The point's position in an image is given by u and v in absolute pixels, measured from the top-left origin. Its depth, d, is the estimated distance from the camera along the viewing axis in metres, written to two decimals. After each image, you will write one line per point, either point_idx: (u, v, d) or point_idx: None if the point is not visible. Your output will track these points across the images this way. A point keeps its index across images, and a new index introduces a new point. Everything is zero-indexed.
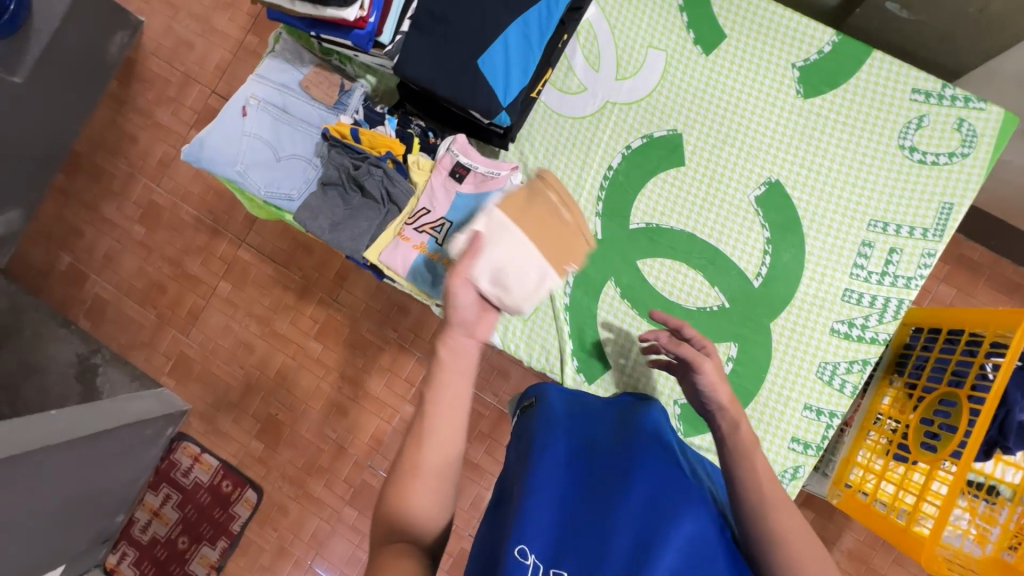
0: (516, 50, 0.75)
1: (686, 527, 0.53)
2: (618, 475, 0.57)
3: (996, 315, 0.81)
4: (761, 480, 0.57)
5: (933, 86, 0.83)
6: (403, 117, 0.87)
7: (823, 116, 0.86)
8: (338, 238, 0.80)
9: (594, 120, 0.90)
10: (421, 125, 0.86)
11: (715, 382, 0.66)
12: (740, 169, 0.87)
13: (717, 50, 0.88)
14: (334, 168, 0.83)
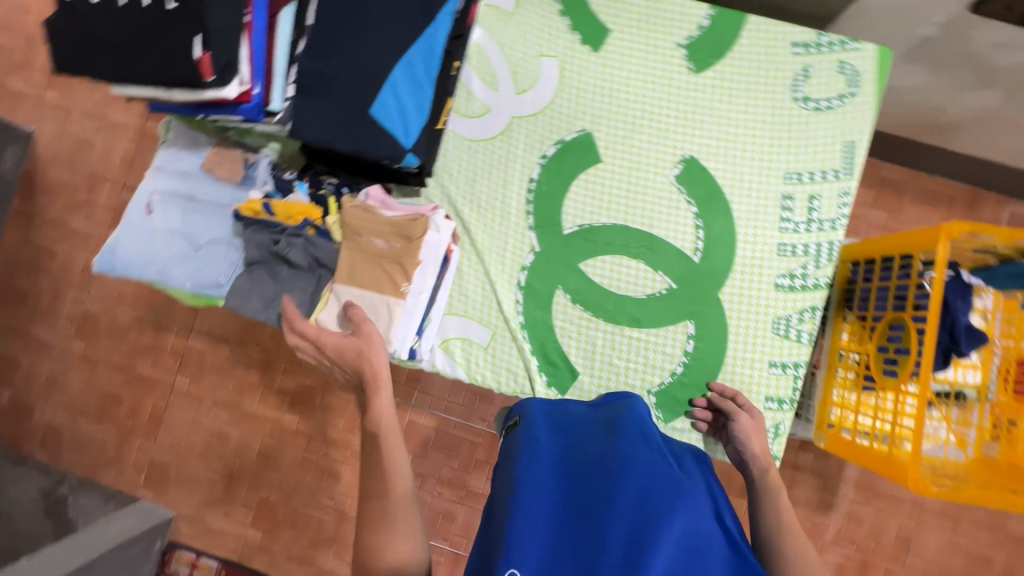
0: (407, 91, 0.74)
1: (677, 528, 0.52)
2: (608, 475, 0.56)
3: (917, 235, 0.85)
4: (787, 514, 0.67)
5: (809, 37, 0.87)
6: (314, 178, 0.85)
7: (717, 86, 0.88)
8: (276, 315, 0.78)
9: (505, 137, 0.90)
10: (334, 182, 0.85)
11: (756, 437, 0.76)
12: (653, 153, 0.89)
13: (605, 45, 0.90)
14: (254, 246, 0.81)
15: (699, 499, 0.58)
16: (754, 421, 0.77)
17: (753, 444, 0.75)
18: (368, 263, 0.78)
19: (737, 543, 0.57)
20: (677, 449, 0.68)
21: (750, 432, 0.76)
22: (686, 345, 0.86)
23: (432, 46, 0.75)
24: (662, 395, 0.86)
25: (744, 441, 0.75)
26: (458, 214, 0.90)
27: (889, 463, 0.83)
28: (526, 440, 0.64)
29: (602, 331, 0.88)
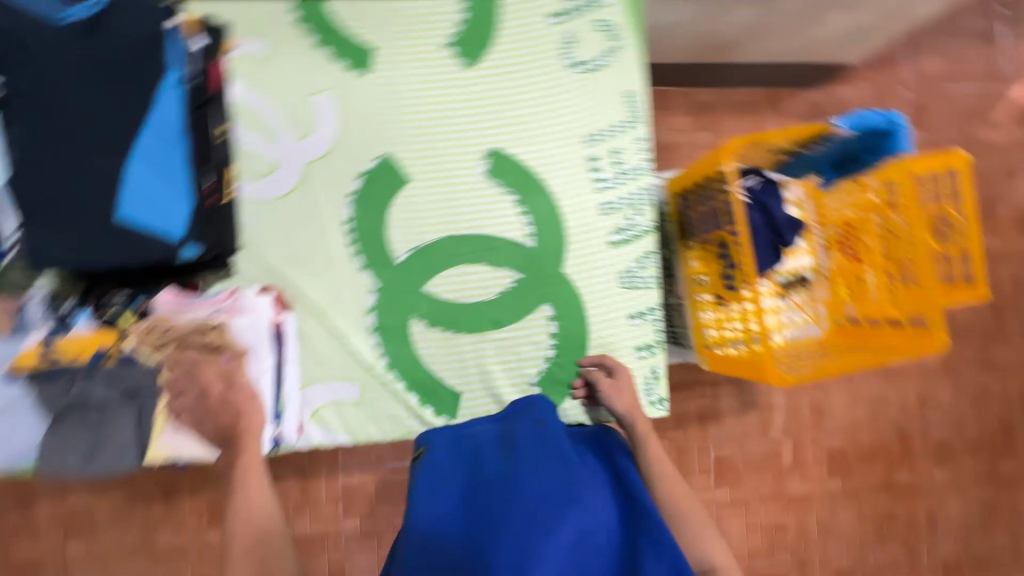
0: (156, 182, 0.74)
1: (566, 531, 0.57)
2: (502, 491, 0.61)
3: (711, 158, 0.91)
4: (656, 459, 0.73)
5: (561, 4, 0.90)
6: (98, 301, 0.77)
7: (494, 73, 0.88)
8: (102, 466, 0.74)
9: (305, 188, 0.85)
10: (125, 295, 0.77)
11: (622, 394, 0.81)
12: (458, 156, 0.88)
13: (373, 64, 0.86)
14: (54, 399, 0.74)
15: (597, 492, 0.63)
16: (618, 380, 0.82)
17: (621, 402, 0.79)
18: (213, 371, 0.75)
19: (637, 519, 0.63)
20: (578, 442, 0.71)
21: (613, 389, 0.80)
22: (551, 327, 0.88)
23: (165, 129, 0.75)
24: (544, 382, 0.88)
25: (613, 403, 0.80)
26: (282, 281, 0.84)
27: (752, 364, 0.93)
28: (432, 482, 0.67)
29: (468, 344, 0.87)
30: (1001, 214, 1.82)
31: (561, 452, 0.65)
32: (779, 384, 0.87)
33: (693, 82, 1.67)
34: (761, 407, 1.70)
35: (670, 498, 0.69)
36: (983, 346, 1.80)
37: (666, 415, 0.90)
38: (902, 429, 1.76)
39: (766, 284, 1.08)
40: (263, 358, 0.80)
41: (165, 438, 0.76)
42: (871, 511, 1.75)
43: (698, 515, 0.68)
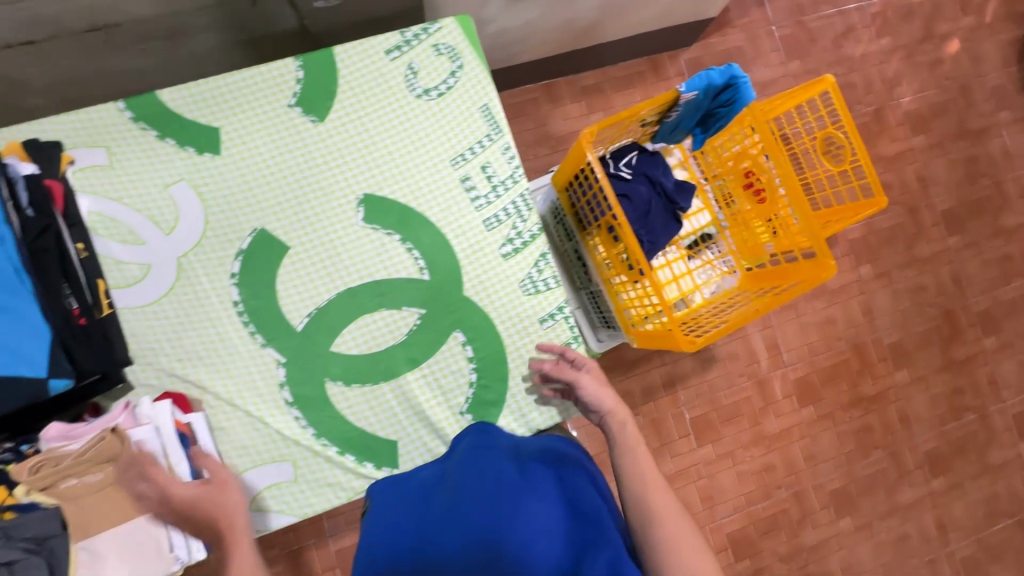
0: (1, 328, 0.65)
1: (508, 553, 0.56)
2: (445, 530, 0.62)
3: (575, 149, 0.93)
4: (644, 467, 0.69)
5: (395, 39, 0.90)
6: None
7: (346, 122, 0.89)
8: None
9: (184, 283, 0.84)
10: (9, 449, 0.69)
11: (598, 389, 0.79)
12: (331, 211, 0.87)
13: (224, 144, 0.86)
14: None
15: (540, 504, 0.61)
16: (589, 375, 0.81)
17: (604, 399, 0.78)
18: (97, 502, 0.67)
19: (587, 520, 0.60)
20: (525, 459, 0.69)
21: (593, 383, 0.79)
22: (466, 351, 0.87)
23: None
24: (473, 408, 0.87)
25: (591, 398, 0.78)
26: (185, 381, 0.82)
27: (662, 336, 0.97)
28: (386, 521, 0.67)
29: (390, 390, 0.86)
30: (892, 120, 1.91)
31: (501, 481, 0.64)
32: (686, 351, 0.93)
33: (574, 69, 1.70)
34: (723, 358, 1.73)
35: (651, 507, 0.65)
36: (909, 246, 1.88)
37: None
38: (857, 343, 1.82)
39: (671, 252, 1.14)
40: (179, 464, 0.72)
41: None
42: (850, 428, 1.80)
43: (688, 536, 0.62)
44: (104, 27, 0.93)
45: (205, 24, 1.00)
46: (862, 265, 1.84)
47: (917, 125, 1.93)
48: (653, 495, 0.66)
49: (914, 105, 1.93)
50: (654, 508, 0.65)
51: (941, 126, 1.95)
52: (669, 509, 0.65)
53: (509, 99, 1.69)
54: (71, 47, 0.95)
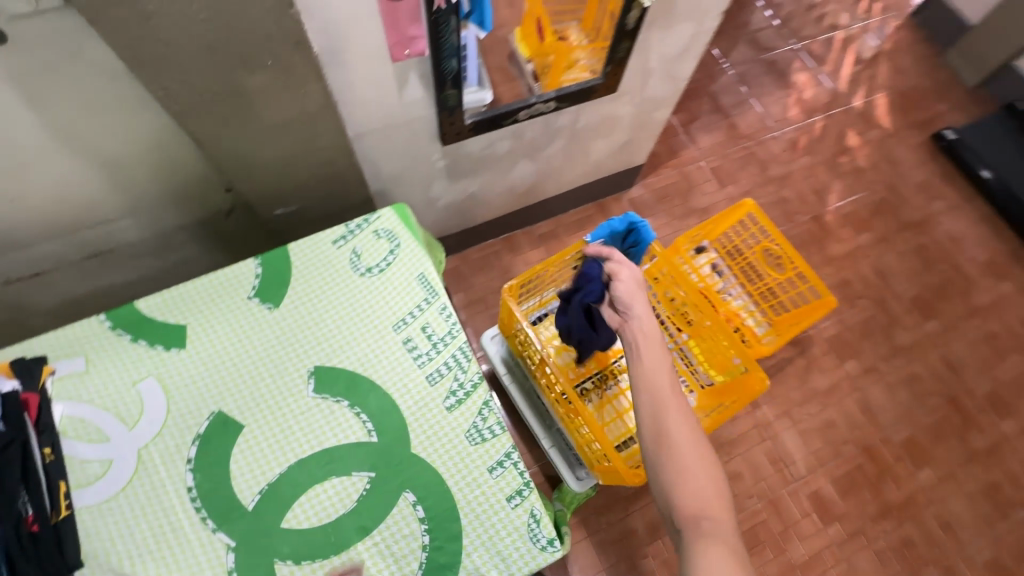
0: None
1: None
2: None
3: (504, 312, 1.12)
4: (678, 413, 0.80)
5: (342, 230, 1.06)
6: None
7: (298, 304, 1.00)
8: None
9: (141, 475, 0.87)
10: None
11: (635, 292, 0.92)
12: (285, 386, 0.94)
13: (190, 338, 0.96)
14: None
15: None
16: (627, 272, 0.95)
17: (637, 307, 0.90)
18: None
19: None
20: None
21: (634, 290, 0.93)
22: (416, 512, 0.87)
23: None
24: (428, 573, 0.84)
25: (630, 303, 0.91)
26: None
27: (612, 474, 1.03)
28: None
29: (340, 563, 0.84)
30: (833, 223, 2.04)
31: None
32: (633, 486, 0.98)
33: (529, 222, 1.90)
34: None
35: (676, 441, 0.78)
36: (887, 338, 1.87)
37: (562, 555, 0.86)
38: (866, 444, 1.72)
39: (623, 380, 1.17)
40: None
41: None
42: (888, 545, 1.61)
43: (698, 471, 0.76)
44: (99, 254, 1.11)
45: (188, 238, 1.18)
46: (846, 362, 1.82)
47: (858, 224, 2.05)
48: (682, 442, 0.78)
49: (851, 208, 2.07)
50: (683, 456, 0.77)
51: (884, 222, 2.06)
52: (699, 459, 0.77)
53: (473, 255, 1.87)
54: (75, 273, 1.13)
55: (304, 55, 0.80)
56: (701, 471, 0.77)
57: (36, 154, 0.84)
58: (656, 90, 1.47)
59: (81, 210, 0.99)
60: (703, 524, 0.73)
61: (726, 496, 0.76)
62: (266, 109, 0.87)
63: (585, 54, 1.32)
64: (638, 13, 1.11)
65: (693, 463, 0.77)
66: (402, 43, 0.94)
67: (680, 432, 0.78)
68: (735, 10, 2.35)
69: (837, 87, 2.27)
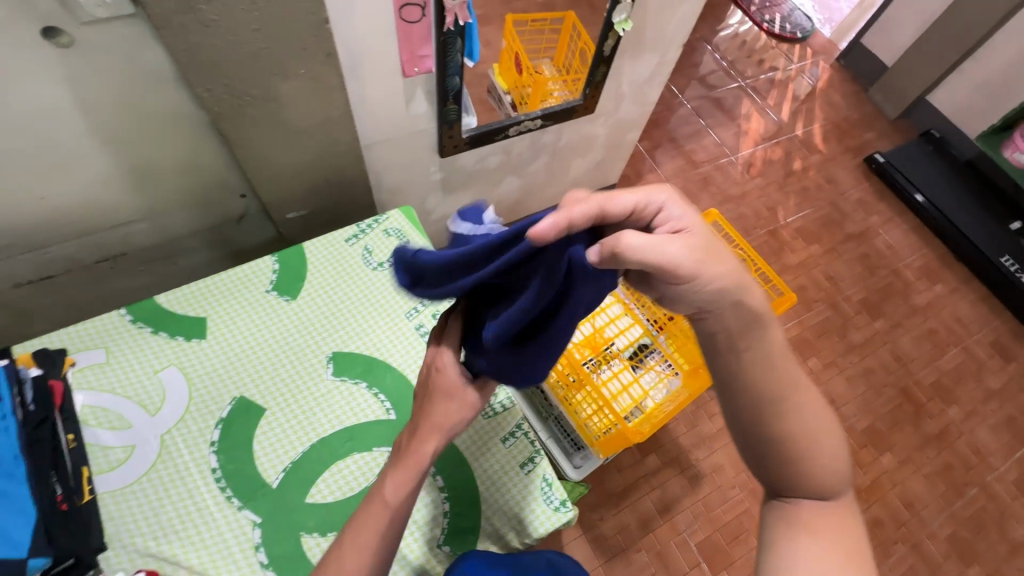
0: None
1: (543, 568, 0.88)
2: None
3: None
4: (806, 393, 0.63)
5: (354, 229, 1.14)
6: None
7: (315, 296, 1.06)
8: None
9: (165, 459, 0.90)
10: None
11: (709, 264, 0.55)
12: (305, 371, 0.99)
13: (210, 329, 1.01)
14: None
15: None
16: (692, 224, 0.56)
17: (728, 291, 0.56)
18: None
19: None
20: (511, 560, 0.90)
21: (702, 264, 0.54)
22: (437, 481, 0.92)
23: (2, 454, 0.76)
24: (450, 537, 0.89)
25: (707, 289, 0.55)
26: (161, 558, 0.83)
27: (616, 441, 1.14)
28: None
29: None
30: (786, 236, 2.25)
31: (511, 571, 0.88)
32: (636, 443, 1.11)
33: None
34: (708, 473, 1.72)
35: (798, 423, 0.63)
36: (842, 336, 2.05)
37: (575, 515, 0.93)
38: None
39: (615, 364, 1.27)
40: None
41: None
42: None
43: (818, 456, 0.63)
44: (112, 257, 1.14)
45: (198, 244, 1.23)
46: (808, 359, 1.98)
47: (809, 236, 2.26)
48: (807, 425, 0.63)
49: (802, 223, 2.30)
50: (805, 441, 0.63)
51: (830, 234, 2.28)
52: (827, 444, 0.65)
53: None
54: (83, 277, 1.15)
55: (333, 65, 0.91)
56: (821, 456, 0.64)
57: (76, 151, 0.90)
58: (627, 113, 1.65)
59: (103, 211, 1.03)
60: (808, 511, 0.64)
61: (848, 480, 0.66)
62: (293, 114, 0.96)
63: (558, 88, 1.52)
64: (614, 41, 1.29)
65: (818, 449, 0.64)
66: (413, 61, 1.06)
67: (814, 413, 0.64)
68: (687, 53, 2.63)
69: (781, 119, 2.54)
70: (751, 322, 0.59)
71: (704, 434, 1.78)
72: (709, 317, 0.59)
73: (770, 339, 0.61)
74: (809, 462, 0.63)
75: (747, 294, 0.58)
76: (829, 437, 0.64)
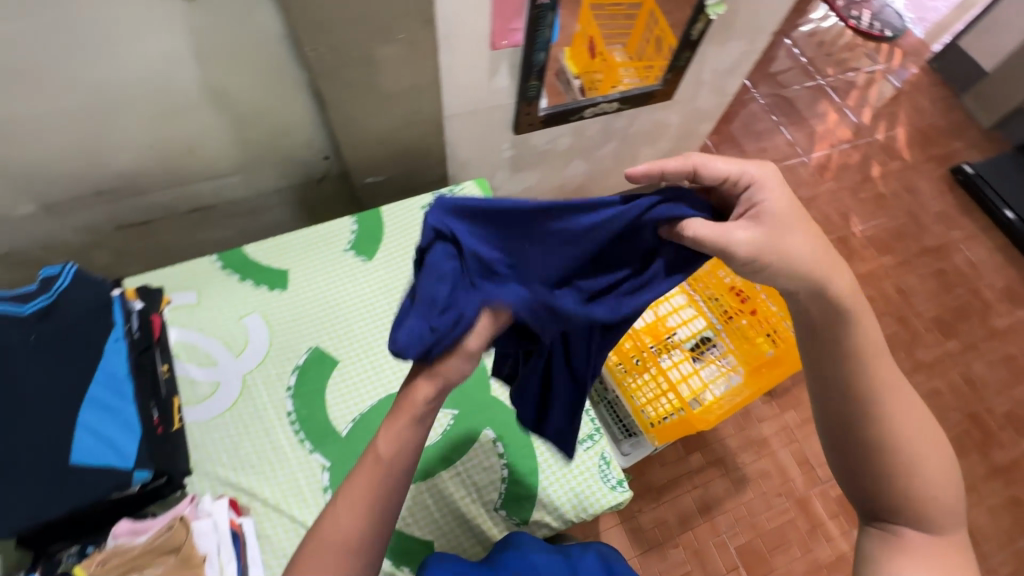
0: (102, 421, 0.76)
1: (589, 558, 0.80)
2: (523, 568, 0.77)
3: None
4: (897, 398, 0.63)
5: (430, 197, 1.16)
6: (49, 562, 0.76)
7: (389, 259, 1.09)
8: None
9: (246, 397, 0.95)
10: (75, 551, 0.77)
11: (781, 245, 0.58)
12: (377, 330, 1.03)
13: (291, 280, 1.06)
14: None
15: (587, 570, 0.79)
16: (778, 204, 0.60)
17: (803, 274, 0.59)
18: None
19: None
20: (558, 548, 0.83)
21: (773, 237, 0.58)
22: (497, 447, 0.94)
23: (114, 372, 0.80)
24: (507, 502, 0.91)
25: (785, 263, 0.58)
26: (238, 488, 0.89)
27: (682, 425, 1.13)
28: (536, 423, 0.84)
29: (425, 489, 0.91)
30: (856, 244, 2.13)
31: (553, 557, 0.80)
32: (708, 429, 1.11)
33: None
34: (754, 477, 1.68)
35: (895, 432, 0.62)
36: (909, 353, 1.93)
37: (630, 495, 0.93)
38: None
39: (675, 354, 1.24)
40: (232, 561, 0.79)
41: None
42: None
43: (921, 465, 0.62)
44: (203, 208, 1.21)
45: (279, 202, 1.29)
46: None
47: (881, 246, 2.13)
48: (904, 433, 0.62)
49: (872, 231, 2.16)
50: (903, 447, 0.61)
51: (906, 246, 2.14)
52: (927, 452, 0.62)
53: None
54: (176, 225, 1.22)
55: (430, 32, 0.93)
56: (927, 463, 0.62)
57: (186, 102, 0.95)
58: (704, 102, 1.61)
59: (202, 162, 1.09)
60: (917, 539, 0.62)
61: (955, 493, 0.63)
62: (386, 78, 0.98)
63: (629, 76, 1.44)
64: (704, 25, 1.25)
65: (920, 455, 0.62)
66: (503, 34, 1.06)
67: (905, 415, 0.62)
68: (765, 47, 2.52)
69: (860, 121, 2.39)
70: (836, 320, 0.62)
71: (752, 438, 1.73)
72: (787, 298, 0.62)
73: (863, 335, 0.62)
74: (914, 472, 0.62)
75: (826, 285, 0.60)
76: (926, 441, 0.63)
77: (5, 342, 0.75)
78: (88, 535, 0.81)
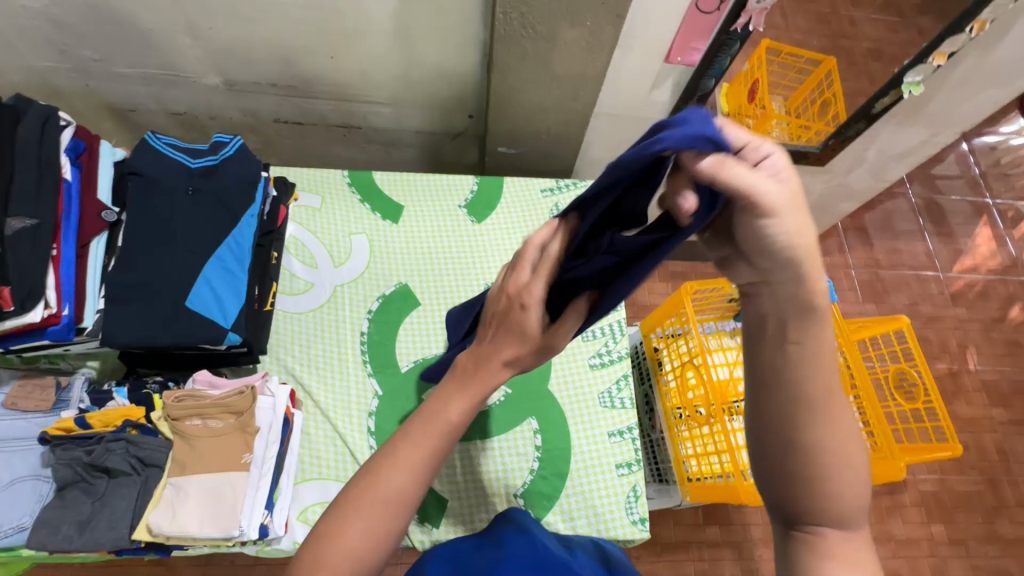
0: (220, 281, 0.85)
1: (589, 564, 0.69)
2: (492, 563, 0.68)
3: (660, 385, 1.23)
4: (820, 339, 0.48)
5: (551, 183, 1.14)
6: (137, 381, 0.89)
7: (495, 229, 1.11)
8: (93, 534, 0.78)
9: (333, 304, 1.02)
10: (159, 379, 0.90)
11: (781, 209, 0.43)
12: (462, 290, 1.05)
13: (403, 216, 1.10)
14: (113, 461, 0.82)
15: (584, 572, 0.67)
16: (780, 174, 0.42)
17: (778, 260, 0.44)
18: (209, 448, 0.84)
19: None
20: (568, 549, 0.73)
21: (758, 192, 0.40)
22: (535, 439, 0.95)
23: (241, 244, 0.88)
24: (529, 493, 0.91)
25: (767, 238, 0.43)
26: (300, 382, 0.96)
27: (722, 488, 1.04)
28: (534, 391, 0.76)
29: (458, 450, 0.93)
30: (968, 382, 1.88)
31: (548, 549, 0.71)
32: (749, 504, 0.97)
33: None
34: None
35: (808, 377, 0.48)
36: (988, 520, 1.69)
37: (648, 537, 0.91)
38: None
39: (738, 420, 1.16)
40: (275, 442, 0.86)
41: (173, 488, 0.82)
42: None
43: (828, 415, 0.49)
44: (348, 127, 1.29)
45: (414, 142, 1.35)
46: (934, 522, 1.66)
47: (996, 396, 1.87)
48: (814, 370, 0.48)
49: (993, 377, 1.90)
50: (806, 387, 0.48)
51: None
52: (847, 429, 0.49)
53: None
54: (321, 133, 1.32)
55: (617, 27, 0.93)
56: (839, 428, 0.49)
57: (374, 28, 1.03)
58: (857, 179, 1.49)
59: (368, 85, 1.17)
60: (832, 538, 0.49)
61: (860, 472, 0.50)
62: (559, 58, 1.00)
63: (779, 131, 1.38)
64: (891, 101, 1.18)
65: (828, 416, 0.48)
66: (681, 50, 1.04)
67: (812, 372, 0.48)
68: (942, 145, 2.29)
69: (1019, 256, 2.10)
70: (805, 313, 0.47)
71: None
72: (764, 294, 0.48)
73: (821, 333, 0.48)
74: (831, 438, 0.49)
75: (799, 274, 0.46)
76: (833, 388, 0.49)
77: (169, 185, 0.86)
78: (169, 370, 0.93)
